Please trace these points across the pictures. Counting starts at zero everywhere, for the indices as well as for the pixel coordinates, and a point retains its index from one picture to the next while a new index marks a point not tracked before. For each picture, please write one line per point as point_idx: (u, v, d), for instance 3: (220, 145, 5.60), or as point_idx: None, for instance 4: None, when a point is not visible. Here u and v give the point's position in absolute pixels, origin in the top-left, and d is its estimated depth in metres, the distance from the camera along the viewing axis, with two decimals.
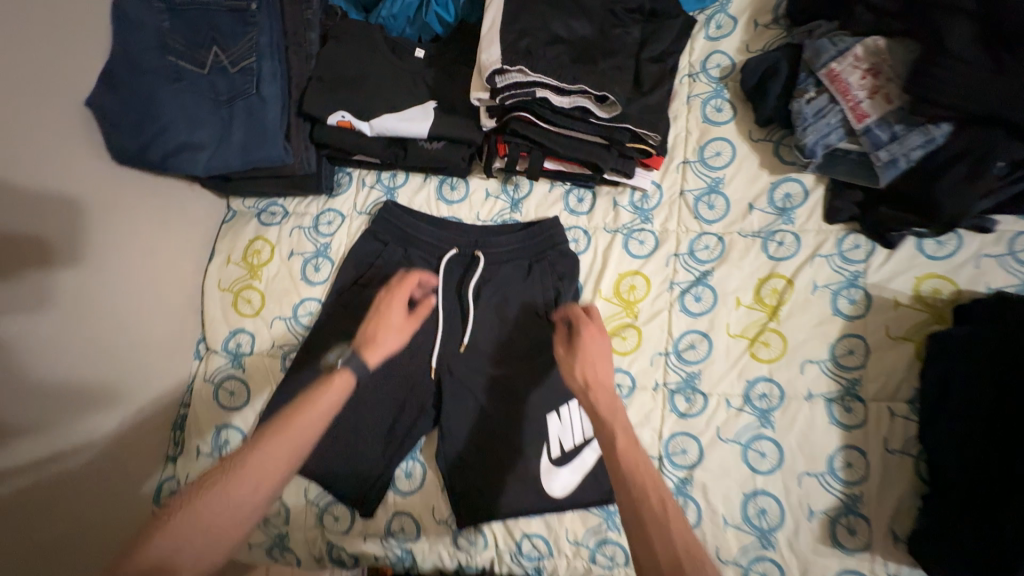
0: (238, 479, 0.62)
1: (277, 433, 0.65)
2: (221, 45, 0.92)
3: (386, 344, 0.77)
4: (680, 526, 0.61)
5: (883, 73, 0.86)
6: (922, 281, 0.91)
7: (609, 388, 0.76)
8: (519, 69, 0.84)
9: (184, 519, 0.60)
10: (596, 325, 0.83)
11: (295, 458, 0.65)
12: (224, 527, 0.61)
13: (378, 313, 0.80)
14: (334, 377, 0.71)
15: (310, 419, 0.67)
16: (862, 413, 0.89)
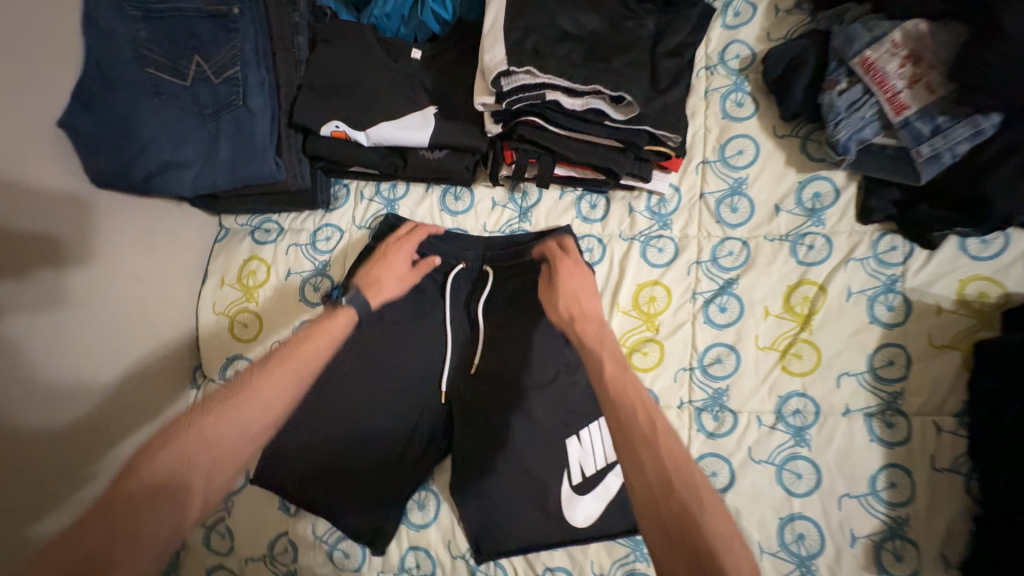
0: (241, 399, 0.63)
1: (276, 359, 0.68)
2: (202, 54, 0.85)
3: (387, 287, 0.89)
4: (670, 438, 0.60)
5: (925, 61, 0.78)
6: (966, 283, 0.85)
7: (594, 319, 0.79)
8: (526, 70, 0.77)
9: (185, 436, 0.59)
10: (572, 261, 0.88)
11: (283, 383, 0.66)
12: (226, 449, 0.61)
13: (384, 256, 0.92)
14: (337, 313, 0.78)
15: (310, 349, 0.71)
16: (906, 429, 0.82)
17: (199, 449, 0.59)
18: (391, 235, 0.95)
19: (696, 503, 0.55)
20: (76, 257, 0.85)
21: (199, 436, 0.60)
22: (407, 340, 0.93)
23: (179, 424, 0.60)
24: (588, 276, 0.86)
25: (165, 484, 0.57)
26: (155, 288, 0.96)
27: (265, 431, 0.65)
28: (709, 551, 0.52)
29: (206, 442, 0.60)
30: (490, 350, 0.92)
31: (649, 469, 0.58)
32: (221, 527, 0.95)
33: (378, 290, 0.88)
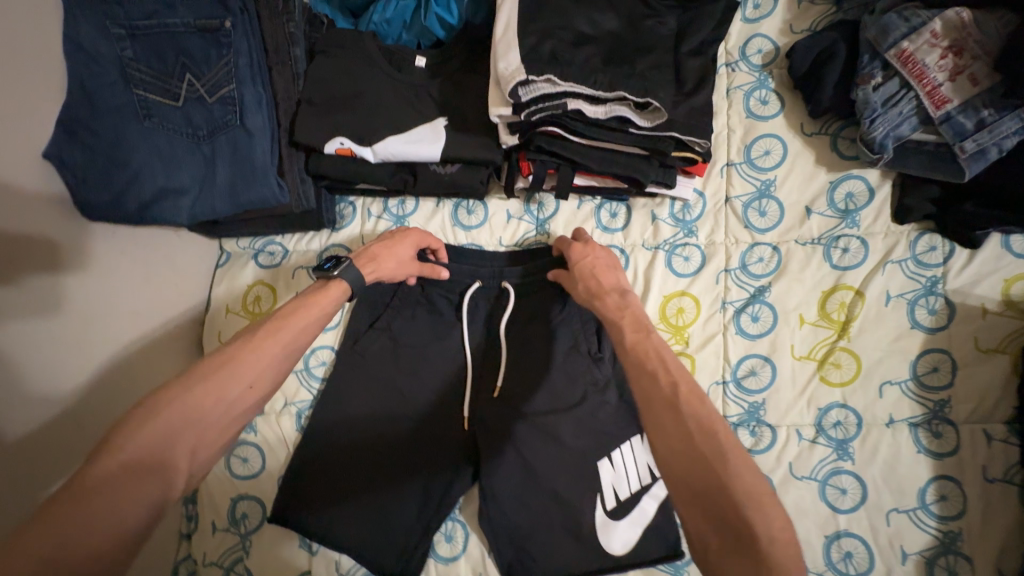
0: (227, 372, 0.62)
1: (263, 333, 0.67)
2: (193, 72, 0.80)
3: (384, 267, 0.83)
4: (694, 399, 0.57)
5: (968, 51, 0.74)
6: (1011, 283, 0.81)
7: (616, 290, 0.76)
8: (547, 78, 0.72)
9: (172, 408, 0.57)
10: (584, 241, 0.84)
11: (279, 358, 0.67)
12: (209, 425, 0.59)
13: (393, 236, 0.87)
14: (328, 285, 0.76)
15: (299, 322, 0.70)
16: (954, 438, 0.79)
17: (187, 421, 0.57)
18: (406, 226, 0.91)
19: (723, 459, 0.52)
20: (73, 295, 0.79)
21: (185, 409, 0.58)
22: (425, 365, 0.89)
23: (161, 396, 0.57)
24: (603, 251, 0.82)
25: (150, 456, 0.54)
26: (156, 321, 0.92)
27: (249, 407, 0.64)
28: (734, 506, 0.49)
29: (192, 416, 0.58)
30: (514, 371, 0.87)
31: (671, 431, 0.56)
32: (239, 568, 0.90)
33: (374, 266, 0.82)
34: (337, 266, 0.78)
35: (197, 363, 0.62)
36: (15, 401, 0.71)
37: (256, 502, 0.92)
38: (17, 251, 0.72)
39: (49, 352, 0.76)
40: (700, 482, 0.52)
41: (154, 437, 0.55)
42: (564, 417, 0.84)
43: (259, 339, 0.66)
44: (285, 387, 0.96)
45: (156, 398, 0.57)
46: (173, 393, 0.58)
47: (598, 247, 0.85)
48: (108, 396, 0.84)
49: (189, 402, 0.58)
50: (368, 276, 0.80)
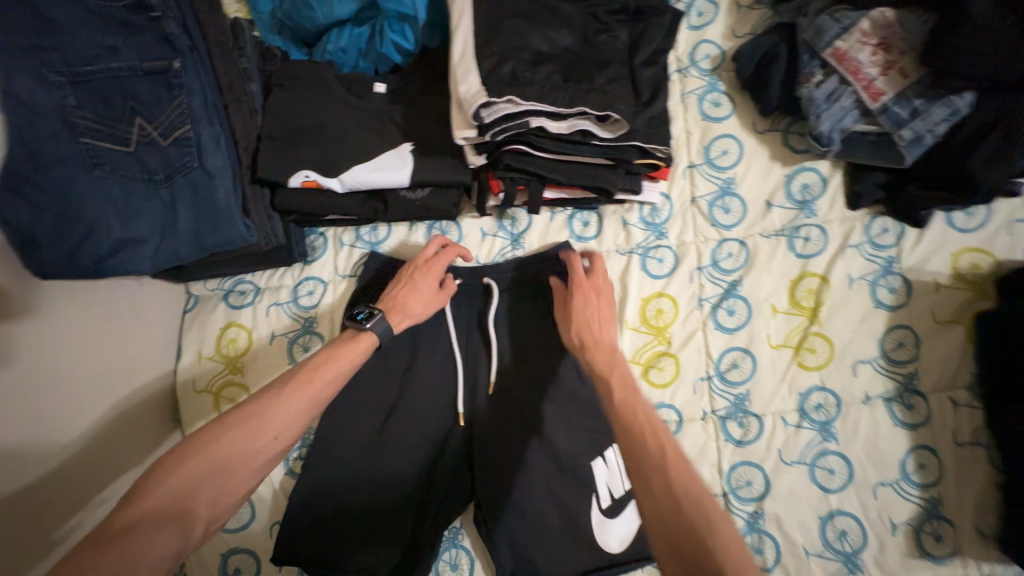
0: (250, 427, 0.63)
1: (290, 385, 0.68)
2: (144, 115, 0.77)
3: (412, 313, 0.82)
4: (679, 466, 0.58)
5: (895, 47, 0.81)
6: (958, 257, 0.86)
7: (606, 344, 0.75)
8: (507, 99, 0.73)
9: (191, 463, 0.59)
10: (589, 286, 0.81)
11: (311, 409, 0.68)
12: (234, 472, 0.61)
13: (409, 278, 0.85)
14: (357, 338, 0.76)
15: (321, 376, 0.70)
16: (924, 408, 0.83)
17: (201, 480, 0.59)
18: (419, 257, 0.87)
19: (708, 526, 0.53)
20: (29, 365, 0.74)
21: (205, 464, 0.60)
22: (414, 392, 0.88)
23: (187, 449, 0.60)
24: (604, 302, 0.80)
25: (171, 507, 0.56)
26: (123, 383, 0.87)
27: (273, 459, 0.64)
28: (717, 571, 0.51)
29: (219, 467, 0.60)
30: (502, 387, 0.88)
31: (658, 494, 0.57)
32: None
33: (403, 314, 0.81)
34: (369, 319, 0.77)
35: (226, 412, 0.64)
36: None
37: (247, 554, 0.88)
38: None
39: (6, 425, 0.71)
40: (683, 542, 0.53)
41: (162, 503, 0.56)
42: (553, 426, 0.85)
43: (288, 390, 0.67)
44: None
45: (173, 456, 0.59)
46: (195, 445, 0.60)
47: (603, 290, 0.82)
48: (68, 471, 0.78)
49: (211, 457, 0.60)
50: (401, 324, 0.81)
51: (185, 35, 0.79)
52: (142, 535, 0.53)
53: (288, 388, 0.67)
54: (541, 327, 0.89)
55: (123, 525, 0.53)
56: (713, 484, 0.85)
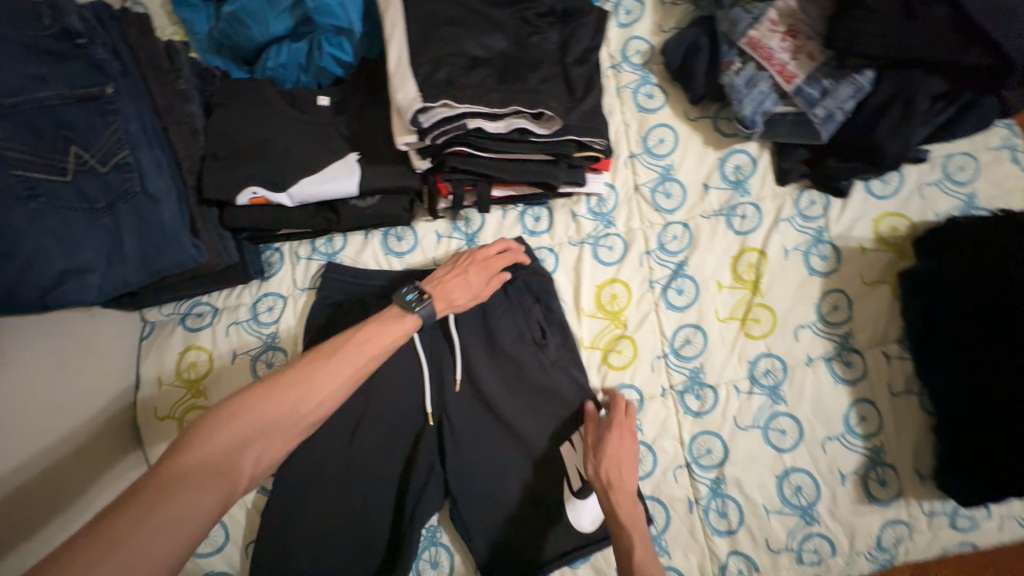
0: (298, 390, 0.66)
1: (339, 356, 0.70)
2: (79, 143, 0.76)
3: (456, 303, 0.84)
4: None
5: (802, 33, 0.88)
6: (880, 222, 0.94)
7: (630, 492, 0.79)
8: (443, 103, 0.75)
9: (245, 417, 0.62)
10: (625, 425, 0.83)
11: (355, 378, 0.71)
12: (282, 428, 0.64)
13: (464, 270, 0.87)
14: (403, 319, 0.78)
15: (367, 350, 0.72)
16: (861, 364, 0.90)
17: (254, 434, 0.62)
18: (480, 252, 0.90)
19: None
20: None
21: (257, 420, 0.62)
22: (381, 397, 0.89)
23: (244, 400, 0.63)
24: (634, 448, 0.82)
25: (221, 457, 0.58)
26: (75, 423, 0.84)
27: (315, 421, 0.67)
28: None
29: (268, 423, 0.63)
30: (468, 383, 0.90)
31: None
32: None
33: (447, 304, 0.83)
34: (419, 303, 0.80)
35: (280, 371, 0.67)
36: None
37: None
38: None
39: None
40: None
41: (216, 453, 0.58)
42: (520, 416, 0.88)
43: (337, 358, 0.70)
44: None
45: (228, 409, 0.62)
46: (247, 399, 0.63)
47: (634, 433, 0.85)
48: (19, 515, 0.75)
49: (263, 411, 0.63)
50: (443, 312, 0.83)
51: (115, 59, 0.79)
52: (198, 481, 0.55)
53: (337, 355, 0.70)
54: (502, 321, 0.91)
55: (176, 473, 0.55)
56: (677, 456, 0.89)
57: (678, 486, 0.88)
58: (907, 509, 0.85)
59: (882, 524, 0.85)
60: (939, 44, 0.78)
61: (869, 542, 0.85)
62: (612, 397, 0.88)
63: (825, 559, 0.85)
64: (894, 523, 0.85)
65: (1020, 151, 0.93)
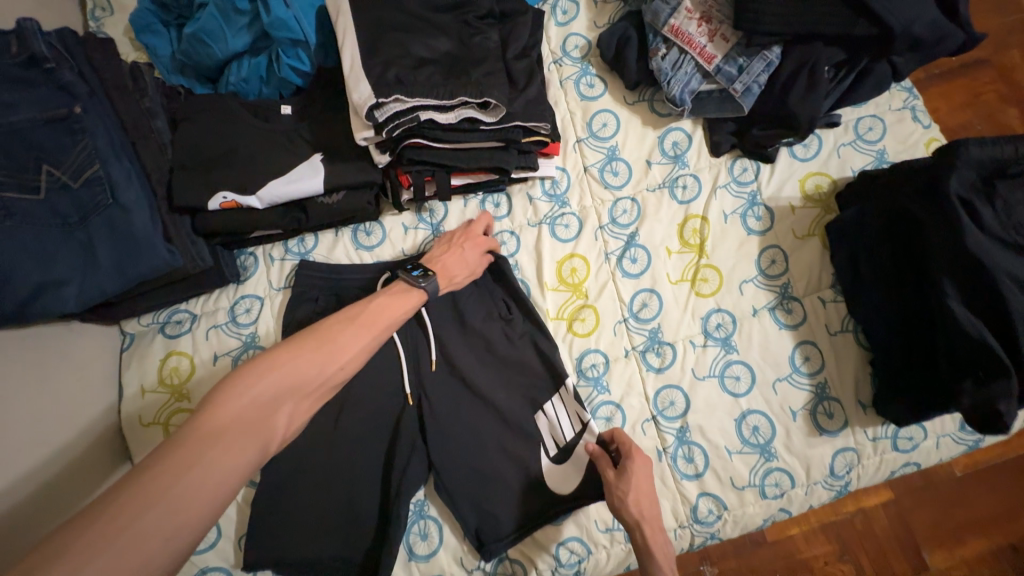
0: (326, 352, 0.70)
1: (358, 323, 0.75)
2: (51, 162, 0.80)
3: (454, 277, 0.92)
4: None
5: (715, 18, 0.99)
6: (805, 181, 1.04)
7: (657, 521, 0.81)
8: (395, 98, 0.82)
9: (279, 373, 0.64)
10: (641, 454, 0.85)
11: (375, 345, 0.76)
12: (310, 388, 0.67)
13: (459, 247, 0.95)
14: (411, 293, 0.85)
15: (384, 322, 0.78)
16: (801, 310, 0.98)
17: (286, 392, 0.64)
18: (470, 232, 0.98)
19: None
20: None
21: (291, 376, 0.65)
22: (361, 381, 0.93)
23: (276, 358, 0.65)
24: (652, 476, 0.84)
25: (253, 414, 0.60)
26: (63, 429, 0.86)
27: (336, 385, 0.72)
28: None
29: (298, 382, 0.65)
30: (444, 361, 0.95)
31: None
32: None
33: (447, 281, 0.91)
34: (424, 279, 0.86)
35: (303, 334, 0.70)
36: None
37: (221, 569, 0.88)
38: None
39: None
40: None
41: (252, 408, 0.60)
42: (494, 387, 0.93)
43: (360, 325, 0.75)
44: None
45: (257, 367, 0.63)
46: (276, 361, 0.65)
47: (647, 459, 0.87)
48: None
49: (293, 370, 0.65)
50: (445, 288, 0.91)
51: (81, 82, 0.84)
52: (239, 436, 0.58)
53: (361, 323, 0.75)
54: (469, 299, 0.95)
55: (219, 426, 0.57)
56: (643, 410, 0.95)
57: (647, 438, 0.94)
58: (853, 437, 0.93)
59: (833, 453, 0.93)
60: (830, 18, 0.89)
61: (823, 471, 0.93)
62: (613, 434, 0.88)
63: (786, 491, 0.92)
64: (844, 451, 0.93)
65: (919, 111, 1.05)
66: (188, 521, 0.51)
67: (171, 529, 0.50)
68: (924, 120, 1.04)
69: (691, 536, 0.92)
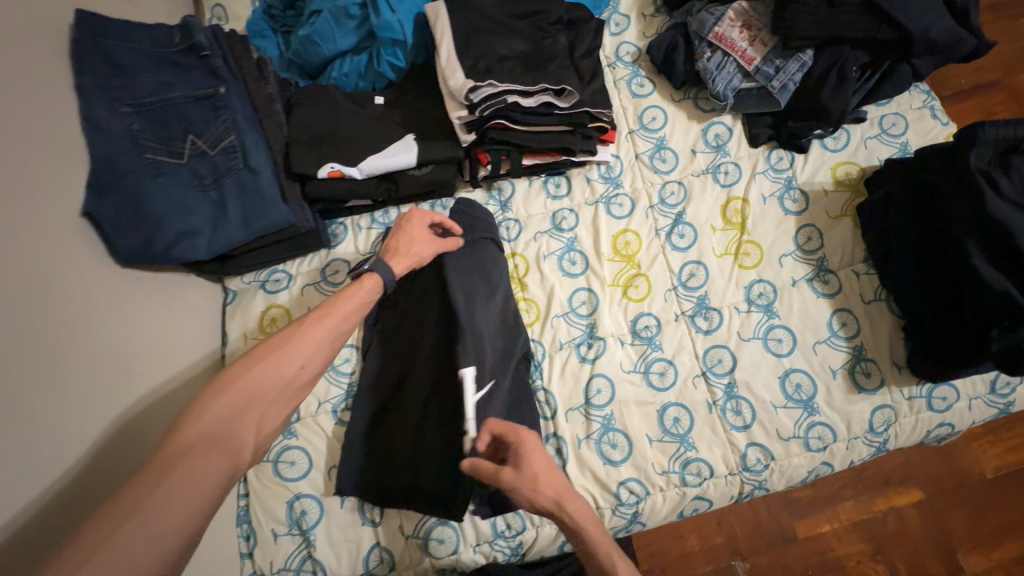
0: (278, 357, 0.77)
1: (309, 323, 0.83)
2: (195, 133, 0.95)
3: (404, 252, 0.98)
4: None
5: (755, 25, 1.15)
6: (836, 169, 1.15)
7: (574, 491, 0.75)
8: (488, 83, 0.98)
9: (235, 389, 0.71)
10: (528, 436, 0.76)
11: (329, 336, 0.84)
12: (270, 394, 0.75)
13: (401, 227, 1.00)
14: (362, 281, 0.91)
15: (334, 316, 0.85)
16: (836, 281, 1.08)
17: (246, 404, 0.71)
18: (405, 214, 1.04)
19: None
20: (126, 334, 0.88)
21: (246, 391, 0.72)
22: None
23: (224, 381, 0.72)
24: (542, 452, 0.75)
25: (212, 435, 0.66)
26: (183, 365, 0.99)
27: (302, 382, 0.80)
28: None
29: (254, 394, 0.73)
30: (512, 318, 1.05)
31: None
32: (309, 565, 0.93)
33: (403, 257, 0.97)
34: (371, 262, 0.93)
35: (256, 347, 0.78)
36: (94, 410, 0.78)
37: (313, 497, 0.95)
38: (76, 291, 0.81)
39: (112, 377, 0.83)
40: None
41: (213, 425, 0.67)
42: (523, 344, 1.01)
43: (312, 323, 0.83)
44: (315, 390, 1.02)
45: (213, 388, 0.70)
46: (232, 377, 0.72)
47: (537, 436, 0.78)
48: (135, 431, 0.85)
49: (245, 385, 0.72)
50: (399, 264, 0.96)
51: (226, 69, 1.00)
52: (202, 456, 0.62)
53: (312, 321, 0.83)
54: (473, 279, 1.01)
55: (177, 450, 0.62)
56: (693, 367, 1.05)
57: (698, 392, 1.03)
58: (890, 396, 1.01)
59: (871, 409, 1.01)
60: (855, 24, 1.03)
61: (863, 426, 1.00)
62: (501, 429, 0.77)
63: (829, 445, 1.00)
64: (882, 408, 1.01)
65: (937, 110, 1.18)
66: (165, 532, 0.55)
67: (152, 539, 0.54)
68: (942, 118, 1.17)
69: (741, 483, 0.99)
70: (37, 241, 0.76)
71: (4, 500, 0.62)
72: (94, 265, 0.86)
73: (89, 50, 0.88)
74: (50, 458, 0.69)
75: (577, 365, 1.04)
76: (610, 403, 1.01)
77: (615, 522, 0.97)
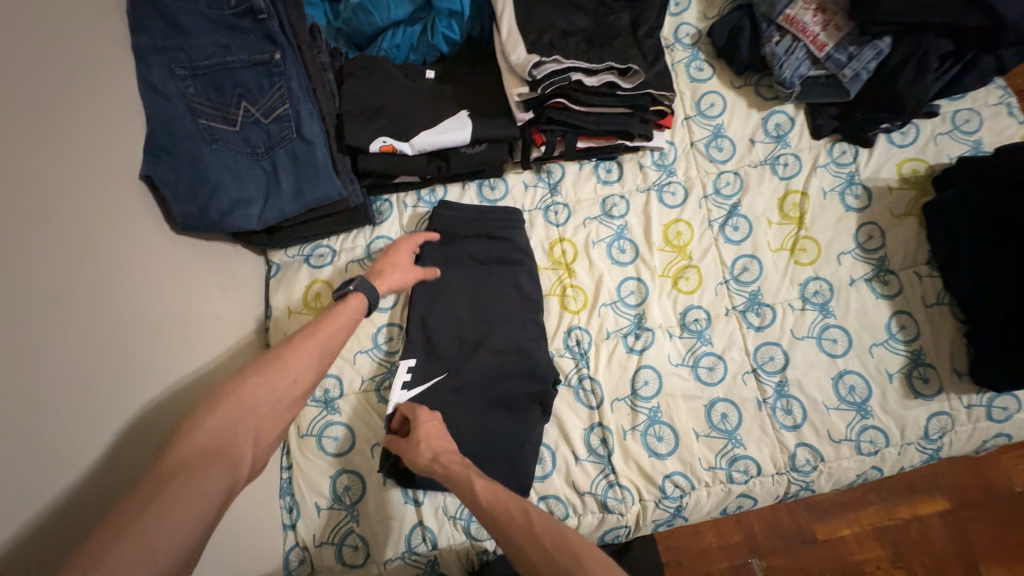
0: (268, 373, 0.73)
1: (298, 340, 0.78)
2: (248, 100, 0.93)
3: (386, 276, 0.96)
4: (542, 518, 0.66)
5: (829, 10, 1.09)
6: (902, 165, 1.10)
7: (449, 447, 0.82)
8: (552, 59, 0.96)
9: (223, 407, 0.67)
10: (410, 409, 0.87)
11: (321, 355, 0.79)
12: (261, 411, 0.70)
13: (387, 252, 1.00)
14: (348, 298, 0.87)
15: (324, 332, 0.80)
16: (897, 283, 1.05)
17: (232, 422, 0.66)
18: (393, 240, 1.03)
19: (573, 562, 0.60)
20: (175, 303, 0.87)
21: (232, 409, 0.67)
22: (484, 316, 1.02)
23: (211, 401, 0.67)
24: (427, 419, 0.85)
25: (209, 450, 0.62)
26: (231, 335, 0.99)
27: (297, 396, 0.75)
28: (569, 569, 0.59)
29: (245, 408, 0.69)
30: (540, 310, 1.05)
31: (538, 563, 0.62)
32: (351, 539, 0.93)
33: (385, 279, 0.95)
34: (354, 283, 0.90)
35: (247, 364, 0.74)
36: (149, 375, 0.78)
37: (356, 473, 0.95)
38: (132, 258, 0.80)
39: (163, 348, 0.82)
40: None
41: (207, 443, 0.63)
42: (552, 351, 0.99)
43: (300, 340, 0.78)
44: (358, 367, 1.02)
45: (201, 408, 0.66)
46: (222, 395, 0.68)
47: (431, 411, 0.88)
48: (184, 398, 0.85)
49: (231, 403, 0.68)
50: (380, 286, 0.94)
51: (282, 35, 0.95)
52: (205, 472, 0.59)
53: (301, 338, 0.78)
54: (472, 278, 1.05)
55: (168, 471, 0.58)
56: (744, 363, 1.02)
57: (747, 388, 1.00)
58: (948, 402, 0.98)
59: (927, 415, 0.98)
60: (943, 10, 0.97)
61: (918, 432, 0.98)
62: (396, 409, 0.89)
63: (880, 449, 0.97)
64: (939, 414, 0.98)
65: (1016, 107, 1.11)
66: (158, 547, 0.50)
67: (144, 556, 0.49)
68: (1020, 116, 1.10)
69: (788, 483, 0.97)
70: (99, 204, 0.76)
71: (73, 452, 0.64)
72: (150, 229, 0.86)
73: (149, 10, 0.87)
74: (111, 418, 0.70)
75: (625, 356, 1.02)
76: (657, 396, 1.00)
77: (657, 516, 0.95)
